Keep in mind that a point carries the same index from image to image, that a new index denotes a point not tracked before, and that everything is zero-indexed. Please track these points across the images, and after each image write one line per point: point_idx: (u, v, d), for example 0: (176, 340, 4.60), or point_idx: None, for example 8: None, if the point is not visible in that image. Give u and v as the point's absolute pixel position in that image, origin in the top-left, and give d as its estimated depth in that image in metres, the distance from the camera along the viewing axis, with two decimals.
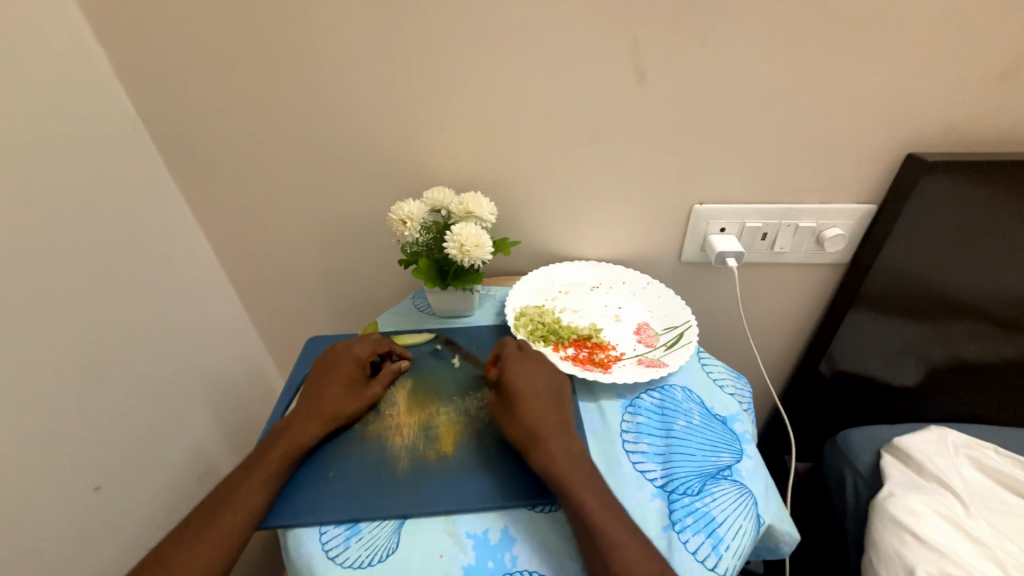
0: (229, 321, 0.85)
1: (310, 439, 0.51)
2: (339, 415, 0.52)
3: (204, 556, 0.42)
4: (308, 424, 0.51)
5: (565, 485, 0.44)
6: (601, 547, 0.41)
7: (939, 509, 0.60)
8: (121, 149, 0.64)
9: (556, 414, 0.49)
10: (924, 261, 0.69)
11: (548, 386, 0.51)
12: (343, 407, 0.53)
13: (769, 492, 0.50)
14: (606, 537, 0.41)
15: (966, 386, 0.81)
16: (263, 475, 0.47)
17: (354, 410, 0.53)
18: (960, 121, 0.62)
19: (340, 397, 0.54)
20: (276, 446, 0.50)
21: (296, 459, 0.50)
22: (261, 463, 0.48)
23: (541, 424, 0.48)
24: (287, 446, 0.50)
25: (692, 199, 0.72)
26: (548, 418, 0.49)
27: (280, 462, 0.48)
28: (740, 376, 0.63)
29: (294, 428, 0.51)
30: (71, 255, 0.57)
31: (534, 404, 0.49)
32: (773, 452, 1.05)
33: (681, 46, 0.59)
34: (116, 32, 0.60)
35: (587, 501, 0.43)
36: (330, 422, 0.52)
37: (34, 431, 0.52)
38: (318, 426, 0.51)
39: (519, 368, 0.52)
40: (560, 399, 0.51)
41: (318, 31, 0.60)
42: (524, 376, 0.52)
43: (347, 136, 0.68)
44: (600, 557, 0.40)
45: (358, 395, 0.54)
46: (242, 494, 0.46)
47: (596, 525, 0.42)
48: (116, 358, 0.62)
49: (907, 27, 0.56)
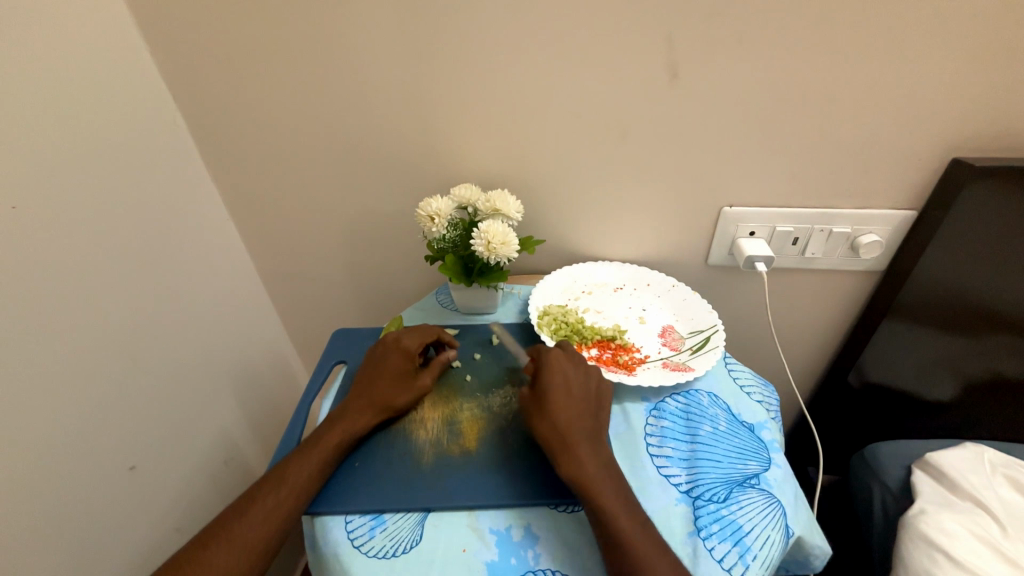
0: (256, 311, 0.88)
1: (362, 427, 0.52)
2: (390, 406, 0.54)
3: (260, 534, 0.43)
4: (361, 413, 0.53)
5: (584, 487, 0.44)
6: (628, 547, 0.41)
7: (973, 529, 0.58)
8: (164, 144, 0.67)
9: (581, 416, 0.50)
10: (966, 271, 0.66)
11: (581, 388, 0.52)
12: (396, 400, 0.54)
13: (798, 503, 0.48)
14: (629, 539, 0.41)
15: (1006, 403, 0.77)
16: (319, 458, 0.49)
17: (405, 404, 0.54)
18: (1012, 125, 0.59)
19: (392, 389, 0.55)
20: (329, 433, 0.51)
21: (347, 446, 0.51)
22: (316, 447, 0.50)
23: (566, 425, 0.48)
24: (343, 433, 0.51)
25: (721, 201, 0.71)
26: (574, 419, 0.49)
27: (335, 448, 0.50)
28: (768, 384, 0.62)
29: (348, 417, 0.52)
30: (111, 243, 0.59)
31: (561, 404, 0.50)
32: (798, 461, 1.03)
33: (715, 46, 0.58)
34: (163, 32, 0.63)
35: (616, 502, 0.43)
36: (383, 413, 0.53)
37: (74, 410, 0.54)
38: (371, 416, 0.53)
39: (555, 366, 0.53)
40: (588, 402, 0.51)
41: (350, 26, 0.61)
42: (557, 373, 0.53)
43: (377, 133, 0.70)
44: (618, 559, 0.40)
45: (411, 389, 0.55)
46: (297, 475, 0.47)
47: (622, 526, 0.42)
48: (151, 344, 0.65)
49: (957, 24, 0.54)
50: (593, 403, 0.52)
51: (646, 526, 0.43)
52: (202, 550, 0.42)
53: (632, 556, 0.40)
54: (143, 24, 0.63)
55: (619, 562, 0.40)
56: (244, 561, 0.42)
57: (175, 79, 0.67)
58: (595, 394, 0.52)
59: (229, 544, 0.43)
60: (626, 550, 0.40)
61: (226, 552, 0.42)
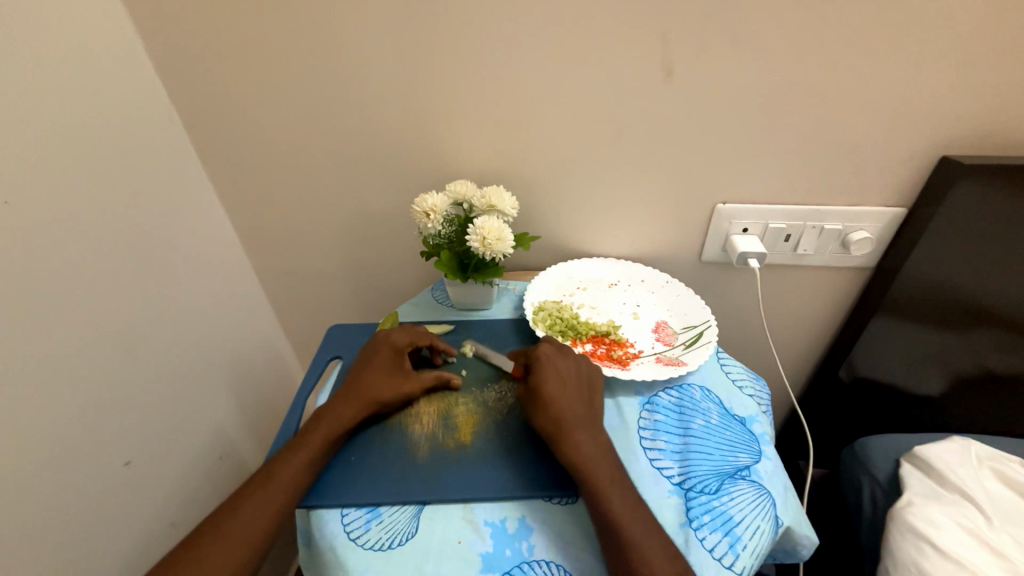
0: (252, 307, 0.88)
1: (348, 422, 0.52)
2: (376, 400, 0.53)
3: (251, 531, 0.44)
4: (349, 407, 0.53)
5: (583, 471, 0.45)
6: (625, 535, 0.41)
7: (960, 521, 0.59)
8: (158, 140, 0.67)
9: (577, 404, 0.50)
10: (955, 268, 0.67)
11: (575, 377, 0.53)
12: (383, 393, 0.54)
13: (787, 494, 0.49)
14: (628, 531, 0.42)
15: (991, 397, 0.78)
16: (308, 453, 0.49)
17: (393, 398, 0.54)
18: (1000, 124, 0.60)
19: (378, 383, 0.55)
20: (317, 429, 0.51)
21: (335, 441, 0.51)
22: (306, 442, 0.50)
23: (562, 413, 0.49)
24: (331, 427, 0.51)
25: (714, 198, 0.72)
26: (570, 408, 0.50)
27: (323, 443, 0.50)
28: (760, 378, 0.63)
29: (334, 412, 0.52)
30: (105, 239, 0.59)
31: (557, 394, 0.50)
32: (789, 456, 1.04)
33: (711, 44, 0.59)
34: (157, 25, 0.62)
35: (614, 494, 0.44)
36: (369, 408, 0.53)
37: (68, 406, 0.54)
38: (359, 410, 0.53)
39: (546, 358, 0.54)
40: (581, 389, 0.52)
41: (347, 22, 0.61)
42: (550, 367, 0.53)
43: (373, 129, 0.70)
44: (616, 550, 0.41)
45: (398, 383, 0.55)
46: (286, 471, 0.48)
47: (622, 519, 0.42)
48: (146, 340, 0.64)
49: (948, 24, 0.55)
50: (587, 394, 0.52)
51: (646, 517, 0.43)
52: (194, 548, 0.42)
53: (631, 548, 0.41)
54: (136, 17, 0.62)
55: (619, 555, 0.41)
56: (234, 558, 0.42)
57: (169, 74, 0.66)
58: (587, 381, 0.54)
59: (222, 540, 0.43)
60: (623, 542, 0.41)
61: (219, 548, 0.43)
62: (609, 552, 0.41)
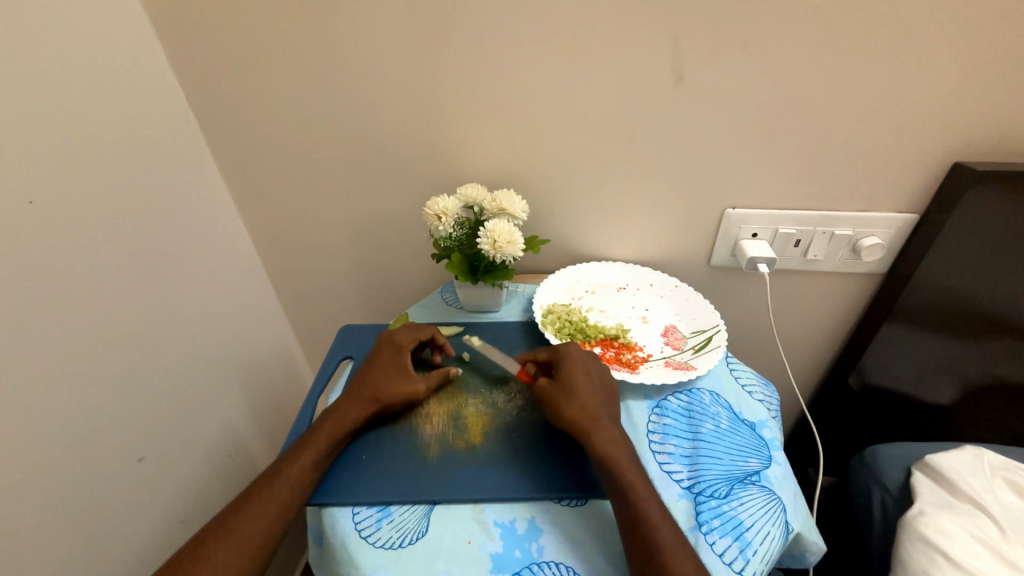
0: (263, 307, 0.89)
1: (351, 422, 0.52)
2: (379, 399, 0.54)
3: (256, 530, 0.44)
4: (352, 406, 0.53)
5: (615, 468, 0.46)
6: (639, 534, 0.42)
7: (972, 531, 0.59)
8: (176, 142, 0.68)
9: (603, 402, 0.51)
10: (967, 275, 0.67)
11: (600, 376, 0.54)
12: (384, 390, 0.54)
13: (798, 500, 0.49)
14: (648, 528, 0.42)
15: (1005, 406, 0.77)
16: (312, 452, 0.49)
17: (395, 396, 0.54)
18: (1011, 131, 0.60)
19: (382, 382, 0.55)
20: (322, 428, 0.52)
21: (341, 441, 0.52)
22: (309, 441, 0.50)
23: (594, 408, 0.50)
24: (334, 427, 0.52)
25: (724, 203, 0.72)
26: (597, 406, 0.50)
27: (328, 442, 0.51)
28: (769, 384, 0.62)
29: (339, 411, 0.53)
30: (121, 238, 0.60)
31: (586, 389, 0.51)
32: (798, 463, 1.03)
33: (719, 49, 0.59)
34: (175, 30, 0.64)
35: (633, 490, 0.44)
36: (371, 406, 0.53)
37: (83, 400, 0.55)
38: (362, 409, 0.53)
39: (574, 356, 0.55)
40: (605, 390, 0.53)
41: (360, 27, 0.62)
42: (580, 362, 0.54)
43: (385, 133, 0.71)
44: (637, 546, 0.41)
45: (398, 381, 0.55)
46: (290, 469, 0.48)
47: (642, 518, 0.42)
48: (159, 337, 0.65)
49: (957, 30, 0.55)
50: (610, 394, 0.53)
51: (662, 515, 0.43)
52: (200, 546, 0.43)
53: (656, 542, 0.41)
54: (157, 23, 0.64)
55: (638, 558, 0.40)
56: (239, 556, 0.43)
57: (187, 78, 0.68)
58: (609, 384, 0.54)
59: (227, 539, 0.43)
60: (640, 539, 0.41)
61: (224, 547, 0.43)
62: (628, 546, 0.42)
